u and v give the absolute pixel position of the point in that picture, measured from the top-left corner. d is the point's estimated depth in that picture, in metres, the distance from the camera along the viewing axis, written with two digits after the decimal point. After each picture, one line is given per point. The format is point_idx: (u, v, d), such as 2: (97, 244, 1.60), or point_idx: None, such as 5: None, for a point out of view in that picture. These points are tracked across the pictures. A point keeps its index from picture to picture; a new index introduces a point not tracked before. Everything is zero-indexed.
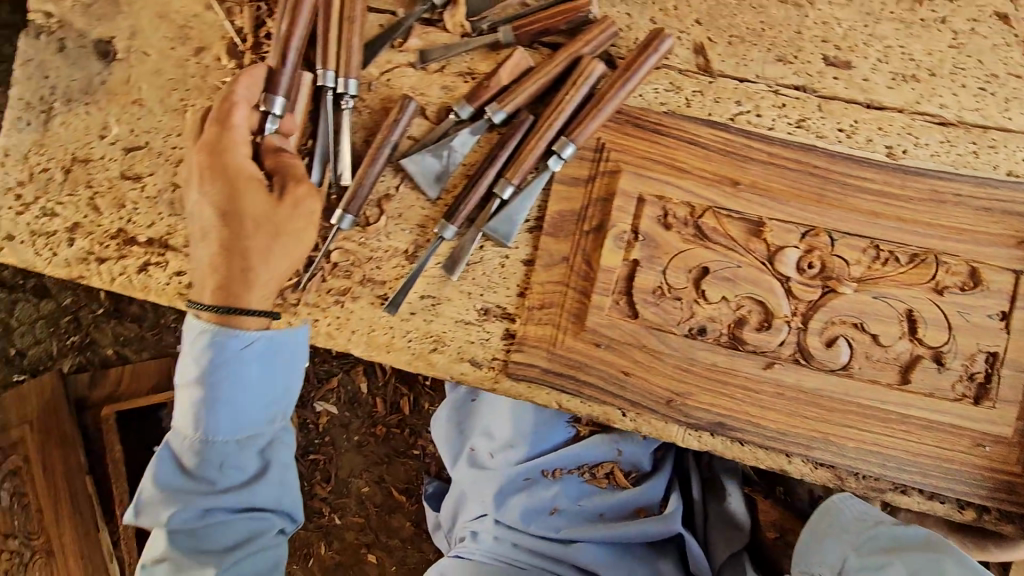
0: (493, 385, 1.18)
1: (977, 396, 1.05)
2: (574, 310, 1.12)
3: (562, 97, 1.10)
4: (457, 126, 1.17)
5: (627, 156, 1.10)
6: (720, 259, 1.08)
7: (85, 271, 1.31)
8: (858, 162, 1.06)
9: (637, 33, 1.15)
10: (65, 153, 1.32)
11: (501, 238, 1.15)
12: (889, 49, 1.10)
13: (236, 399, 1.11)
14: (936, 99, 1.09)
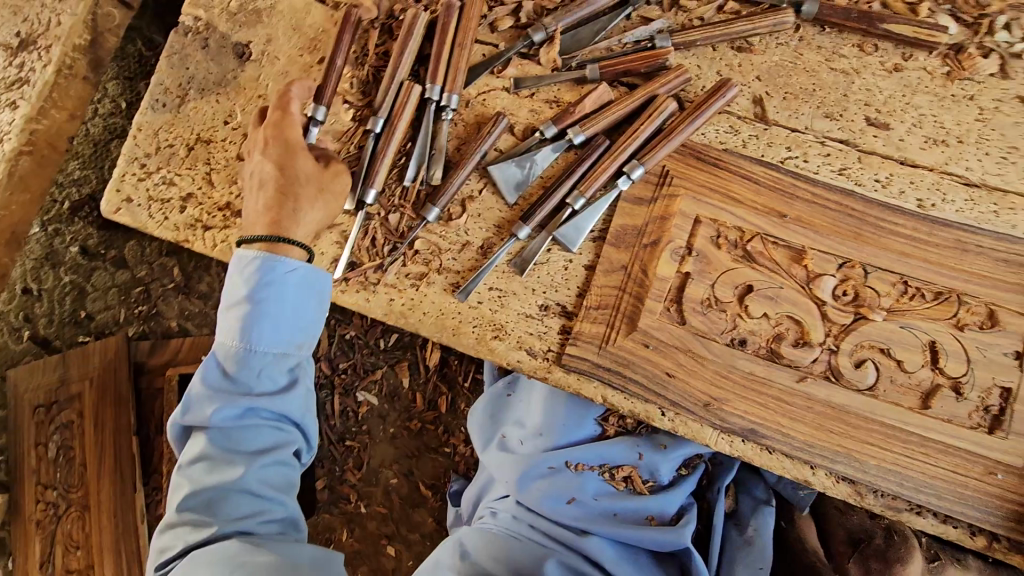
0: (545, 375, 1.27)
1: (992, 427, 1.11)
2: (628, 312, 1.24)
3: (638, 127, 1.27)
4: (539, 143, 1.35)
5: (690, 183, 1.26)
6: (764, 282, 1.20)
7: (191, 236, 1.47)
8: (891, 209, 1.21)
9: (704, 82, 1.33)
10: (190, 133, 1.51)
11: (567, 243, 1.30)
12: (923, 117, 1.26)
13: (274, 313, 1.18)
14: (962, 163, 1.24)
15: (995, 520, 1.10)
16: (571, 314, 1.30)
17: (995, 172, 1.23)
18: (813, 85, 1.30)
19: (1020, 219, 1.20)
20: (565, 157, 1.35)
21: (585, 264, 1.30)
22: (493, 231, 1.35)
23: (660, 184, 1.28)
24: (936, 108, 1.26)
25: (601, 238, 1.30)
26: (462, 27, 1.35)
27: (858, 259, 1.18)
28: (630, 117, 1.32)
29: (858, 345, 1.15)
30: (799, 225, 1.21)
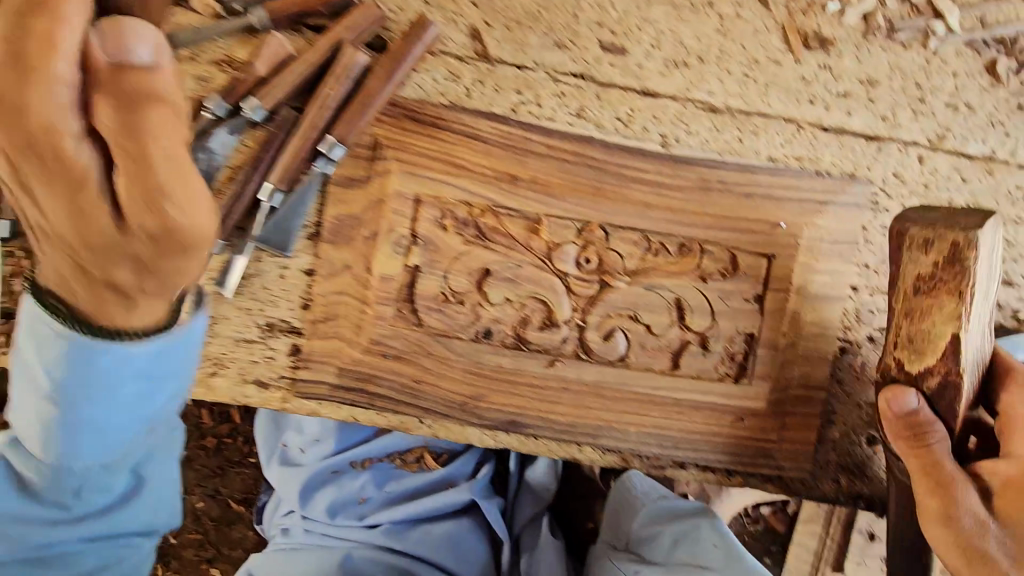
0: (282, 405, 1.10)
1: (738, 375, 1.14)
2: (358, 321, 1.06)
3: (323, 91, 0.97)
4: (211, 123, 1.00)
5: (406, 154, 1.03)
6: (499, 262, 1.07)
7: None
8: (630, 154, 1.07)
9: (409, 15, 1.04)
10: None
11: (278, 248, 1.04)
12: (661, 34, 1.07)
13: (111, 395, 0.87)
14: (704, 85, 1.09)
15: (742, 459, 1.15)
16: (300, 330, 1.09)
17: (736, 92, 1.09)
18: (540, 3, 1.05)
19: (761, 143, 1.10)
20: (249, 141, 1.02)
21: (307, 271, 1.06)
22: None
23: (370, 160, 1.04)
24: (674, 20, 1.07)
25: (320, 236, 1.05)
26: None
27: (599, 224, 1.08)
28: (318, 76, 1.00)
29: (607, 311, 1.10)
30: (531, 195, 1.06)
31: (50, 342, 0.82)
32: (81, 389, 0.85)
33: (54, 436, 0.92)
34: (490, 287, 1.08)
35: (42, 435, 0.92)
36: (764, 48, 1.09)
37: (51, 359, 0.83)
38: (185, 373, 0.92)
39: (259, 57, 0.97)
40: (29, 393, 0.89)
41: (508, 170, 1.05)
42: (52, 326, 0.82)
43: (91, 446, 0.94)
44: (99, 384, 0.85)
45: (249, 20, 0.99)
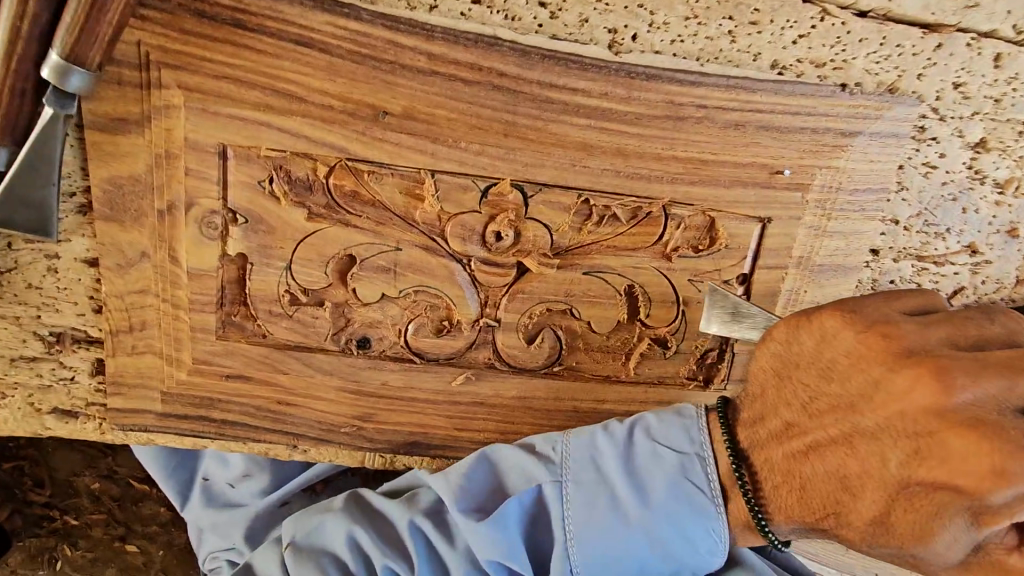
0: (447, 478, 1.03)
1: None
2: (535, 403, 0.97)
3: (520, 160, 0.84)
4: (393, 207, 0.84)
5: (602, 232, 0.88)
6: (810, 378, 0.79)
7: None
8: (868, 235, 0.95)
9: (629, 58, 0.82)
10: None
11: (462, 326, 0.91)
12: (931, 83, 0.88)
13: (682, 528, 0.82)
14: (963, 138, 0.92)
15: None
16: (470, 416, 0.98)
17: (993, 158, 0.93)
18: (791, 50, 0.84)
19: (1005, 215, 0.97)
20: (423, 214, 0.85)
21: (475, 356, 0.94)
22: (332, 335, 0.91)
23: (560, 243, 0.88)
24: (937, 84, 0.89)
25: (496, 321, 0.92)
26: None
27: (786, 311, 0.96)
28: (517, 143, 0.83)
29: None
30: (726, 283, 0.93)
31: (661, 474, 0.83)
32: (666, 508, 0.82)
33: (596, 525, 0.83)
34: (1003, 450, 0.65)
35: (581, 509, 0.84)
36: (1020, 135, 0.92)
37: (646, 523, 0.82)
38: (717, 552, 0.83)
39: (453, 120, 0.81)
40: (616, 471, 0.84)
41: (708, 254, 0.91)
42: (688, 484, 0.82)
43: (612, 565, 0.84)
44: (669, 492, 0.82)
45: (435, 73, 0.79)
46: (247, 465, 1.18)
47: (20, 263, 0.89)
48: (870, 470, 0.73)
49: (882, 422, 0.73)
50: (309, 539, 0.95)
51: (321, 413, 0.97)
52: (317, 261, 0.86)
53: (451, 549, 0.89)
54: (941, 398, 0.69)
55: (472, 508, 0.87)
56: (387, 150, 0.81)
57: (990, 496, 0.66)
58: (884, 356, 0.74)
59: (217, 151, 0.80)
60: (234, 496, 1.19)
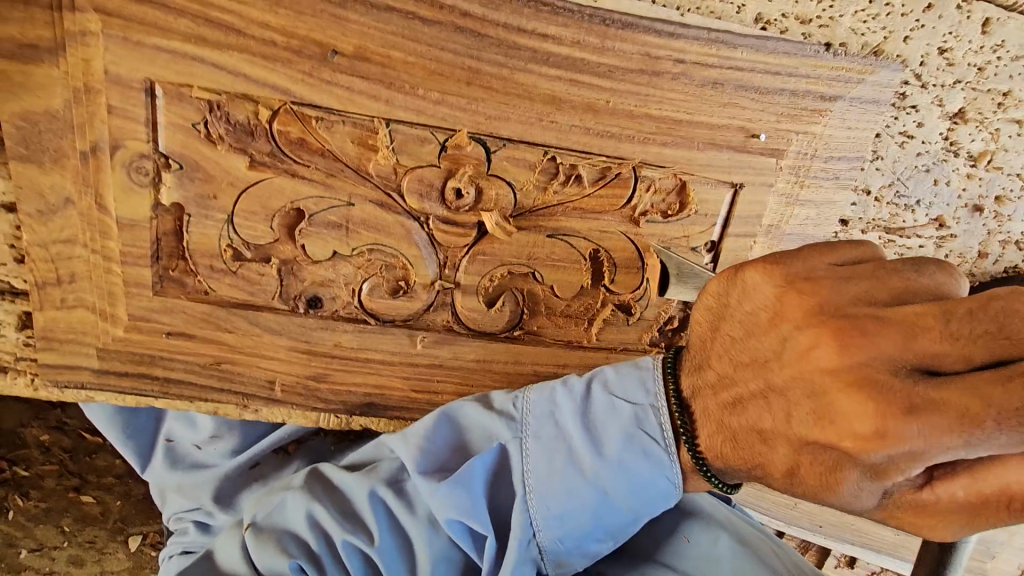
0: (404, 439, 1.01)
1: None
2: (494, 366, 0.94)
3: (484, 111, 0.78)
4: (343, 156, 0.78)
5: (569, 193, 0.84)
6: (734, 331, 0.74)
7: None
8: (839, 205, 0.93)
9: (605, 5, 0.75)
10: None
11: (420, 287, 0.87)
12: (917, 47, 0.84)
13: (639, 481, 0.76)
14: (943, 108, 0.89)
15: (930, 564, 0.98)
16: (428, 378, 0.95)
17: (970, 131, 0.91)
18: (777, 3, 0.79)
19: (974, 190, 0.96)
20: (377, 166, 0.79)
21: (433, 319, 0.90)
22: (281, 294, 0.85)
23: (525, 203, 0.83)
24: (922, 49, 0.85)
25: (456, 284, 0.88)
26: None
27: None
28: (480, 93, 0.77)
29: (936, 445, 0.58)
30: (695, 250, 0.90)
31: (614, 427, 0.77)
32: (622, 460, 0.76)
33: (553, 480, 0.78)
34: (887, 409, 0.59)
35: (539, 464, 0.78)
36: (998, 106, 0.90)
37: (602, 480, 0.77)
38: (673, 499, 0.78)
39: (410, 63, 0.74)
40: (574, 425, 0.78)
41: (678, 220, 0.87)
42: (643, 435, 0.76)
43: (571, 523, 0.79)
44: (624, 444, 0.76)
45: (390, 9, 0.71)
46: (214, 427, 1.15)
47: None
48: (779, 426, 0.68)
49: (789, 379, 0.67)
50: (270, 517, 0.88)
51: (268, 373, 0.92)
52: (262, 214, 0.80)
53: (410, 517, 0.84)
54: (841, 358, 0.63)
55: (429, 469, 0.82)
56: (337, 94, 0.74)
57: (873, 456, 0.61)
58: (800, 308, 0.67)
59: (144, 87, 0.72)
60: (200, 459, 1.18)
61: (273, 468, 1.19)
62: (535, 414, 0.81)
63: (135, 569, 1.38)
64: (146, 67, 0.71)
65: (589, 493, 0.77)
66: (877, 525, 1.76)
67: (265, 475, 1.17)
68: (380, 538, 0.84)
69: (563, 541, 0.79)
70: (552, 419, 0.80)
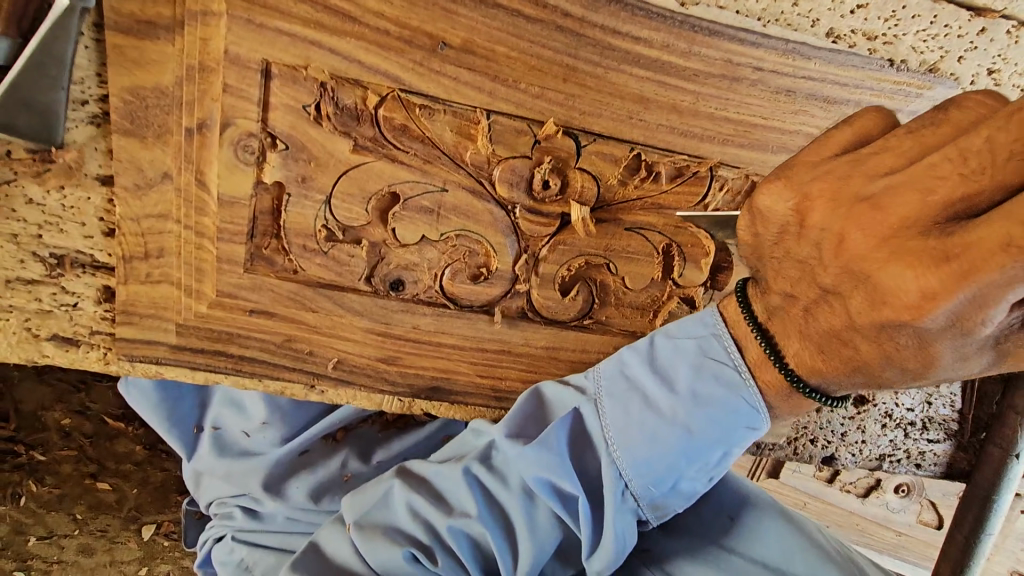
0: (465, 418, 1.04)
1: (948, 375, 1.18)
2: (561, 352, 0.98)
3: (577, 107, 0.82)
4: (441, 142, 0.81)
5: (649, 189, 0.88)
6: (776, 252, 0.72)
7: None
8: None
9: (695, 12, 0.80)
10: None
11: (501, 272, 0.90)
12: (968, 66, 0.92)
13: (719, 411, 0.77)
14: None
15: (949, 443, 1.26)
16: (497, 362, 0.98)
17: None
18: (847, 20, 0.85)
19: None
20: (474, 155, 0.82)
21: (509, 305, 0.93)
22: (365, 275, 0.88)
23: (608, 197, 0.87)
24: (974, 68, 0.92)
25: (534, 272, 0.91)
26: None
27: None
28: (575, 90, 0.81)
29: (987, 286, 0.56)
30: None
31: (679, 363, 0.79)
32: (696, 393, 0.77)
33: (631, 431, 0.79)
34: (925, 267, 0.58)
35: (617, 417, 0.80)
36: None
37: (681, 420, 0.77)
38: (758, 423, 0.77)
39: (512, 58, 0.78)
40: (646, 377, 0.80)
41: None
42: (711, 363, 0.77)
43: (660, 469, 0.79)
44: (695, 377, 0.78)
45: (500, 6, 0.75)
46: (266, 414, 1.14)
47: (17, 176, 0.80)
48: (849, 322, 0.67)
49: (839, 279, 0.66)
50: (370, 514, 0.91)
51: (341, 356, 0.94)
52: (359, 197, 0.82)
53: (505, 489, 0.85)
54: (876, 237, 0.62)
55: (515, 435, 0.85)
56: (443, 84, 0.78)
57: (935, 318, 0.60)
58: (827, 212, 0.65)
59: (260, 68, 0.74)
60: (247, 446, 1.17)
61: (321, 456, 1.19)
62: (607, 378, 0.83)
63: (146, 558, 1.31)
64: (264, 48, 0.73)
65: (672, 442, 0.78)
66: (881, 525, 1.96)
67: (313, 463, 1.18)
68: (476, 510, 0.84)
69: (655, 486, 0.80)
70: (629, 386, 0.81)
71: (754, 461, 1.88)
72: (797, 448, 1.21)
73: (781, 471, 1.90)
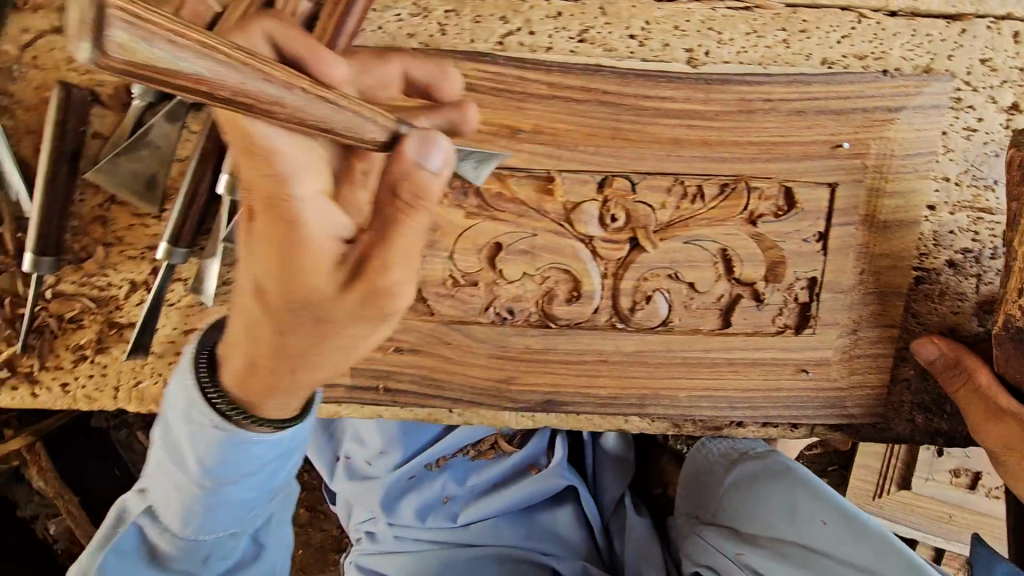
0: (573, 421, 1.26)
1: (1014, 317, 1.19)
2: (646, 353, 1.17)
3: (627, 156, 1.06)
4: (530, 199, 1.07)
5: (696, 208, 1.08)
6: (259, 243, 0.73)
7: (105, 352, 1.21)
8: (918, 188, 1.11)
9: (706, 70, 1.05)
10: (71, 279, 1.16)
11: (590, 293, 1.12)
12: (958, 60, 1.07)
13: (263, 457, 0.94)
14: (993, 103, 1.09)
15: None
16: (597, 368, 1.19)
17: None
18: (835, 49, 1.06)
19: None
20: (554, 206, 1.07)
21: (603, 318, 1.15)
22: (482, 309, 1.13)
23: (662, 218, 1.08)
24: (966, 61, 1.07)
25: (614, 288, 1.12)
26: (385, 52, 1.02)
27: (859, 262, 1.13)
28: (622, 144, 1.06)
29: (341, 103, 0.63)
30: (807, 240, 1.10)
31: (202, 431, 0.88)
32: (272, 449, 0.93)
33: (234, 478, 0.93)
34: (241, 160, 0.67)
35: (200, 478, 0.92)
36: None
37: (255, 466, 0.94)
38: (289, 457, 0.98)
39: (571, 130, 1.05)
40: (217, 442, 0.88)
41: (789, 217, 1.09)
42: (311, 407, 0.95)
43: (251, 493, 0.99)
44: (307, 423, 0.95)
45: (556, 98, 1.04)
46: (381, 445, 1.52)
47: (244, 275, 1.17)
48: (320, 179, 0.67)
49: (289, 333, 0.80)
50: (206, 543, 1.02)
51: (473, 379, 1.19)
52: (472, 250, 1.09)
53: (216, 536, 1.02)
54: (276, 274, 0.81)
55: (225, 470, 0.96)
56: (524, 157, 1.05)
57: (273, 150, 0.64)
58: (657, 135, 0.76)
59: None
60: (367, 474, 1.55)
61: (426, 479, 1.54)
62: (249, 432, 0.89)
63: None
64: None
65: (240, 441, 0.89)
66: None
67: (419, 484, 1.53)
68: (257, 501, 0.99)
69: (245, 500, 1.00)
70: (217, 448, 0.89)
71: (880, 471, 1.86)
72: (900, 431, 1.25)
73: (912, 480, 1.84)
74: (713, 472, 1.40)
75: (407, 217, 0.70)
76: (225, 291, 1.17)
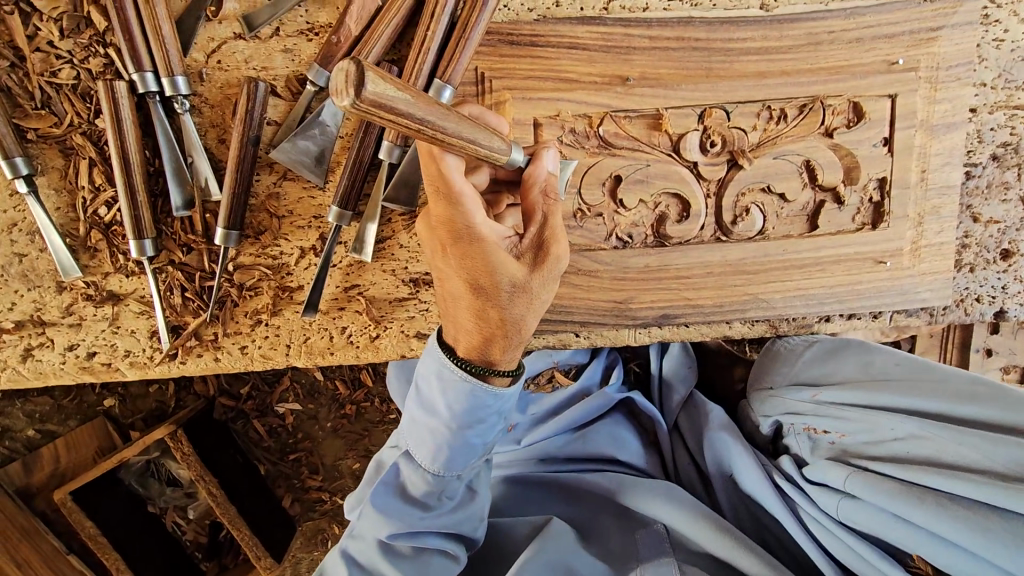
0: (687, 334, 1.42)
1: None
2: (748, 260, 1.36)
3: (717, 92, 1.27)
4: (641, 135, 1.28)
5: (780, 128, 1.29)
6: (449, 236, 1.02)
7: (278, 314, 1.39)
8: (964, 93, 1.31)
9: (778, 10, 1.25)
10: (251, 250, 1.34)
11: (697, 211, 1.32)
12: None
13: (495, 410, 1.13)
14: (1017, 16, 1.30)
15: None
16: (705, 279, 1.37)
17: None
18: None
19: None
20: (661, 138, 1.28)
21: (708, 234, 1.35)
22: (606, 236, 1.33)
23: (752, 140, 1.29)
24: None
25: (716, 205, 1.33)
26: (512, 25, 1.22)
27: (919, 161, 1.33)
28: (713, 81, 1.27)
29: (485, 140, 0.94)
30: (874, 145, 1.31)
31: (453, 384, 1.09)
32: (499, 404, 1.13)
33: (469, 432, 1.13)
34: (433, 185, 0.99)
35: (441, 434, 1.13)
36: None
37: (484, 420, 1.13)
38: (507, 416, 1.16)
39: (671, 74, 1.26)
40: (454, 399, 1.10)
41: (859, 126, 1.30)
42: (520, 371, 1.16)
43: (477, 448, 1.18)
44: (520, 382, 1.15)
45: (656, 48, 1.25)
46: None
47: (396, 231, 1.36)
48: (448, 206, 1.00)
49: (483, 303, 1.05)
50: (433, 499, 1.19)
51: (601, 300, 1.37)
52: (596, 184, 1.30)
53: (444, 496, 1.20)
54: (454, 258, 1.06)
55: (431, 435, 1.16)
56: (636, 100, 1.26)
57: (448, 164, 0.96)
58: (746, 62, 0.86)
59: (530, 123, 1.26)
60: None
61: None
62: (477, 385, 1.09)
63: None
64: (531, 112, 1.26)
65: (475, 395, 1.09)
66: None
67: None
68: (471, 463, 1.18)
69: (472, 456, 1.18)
70: (451, 406, 1.10)
71: None
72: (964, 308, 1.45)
73: None
74: (793, 347, 1.40)
75: (553, 207, 1.07)
76: (381, 247, 1.37)
